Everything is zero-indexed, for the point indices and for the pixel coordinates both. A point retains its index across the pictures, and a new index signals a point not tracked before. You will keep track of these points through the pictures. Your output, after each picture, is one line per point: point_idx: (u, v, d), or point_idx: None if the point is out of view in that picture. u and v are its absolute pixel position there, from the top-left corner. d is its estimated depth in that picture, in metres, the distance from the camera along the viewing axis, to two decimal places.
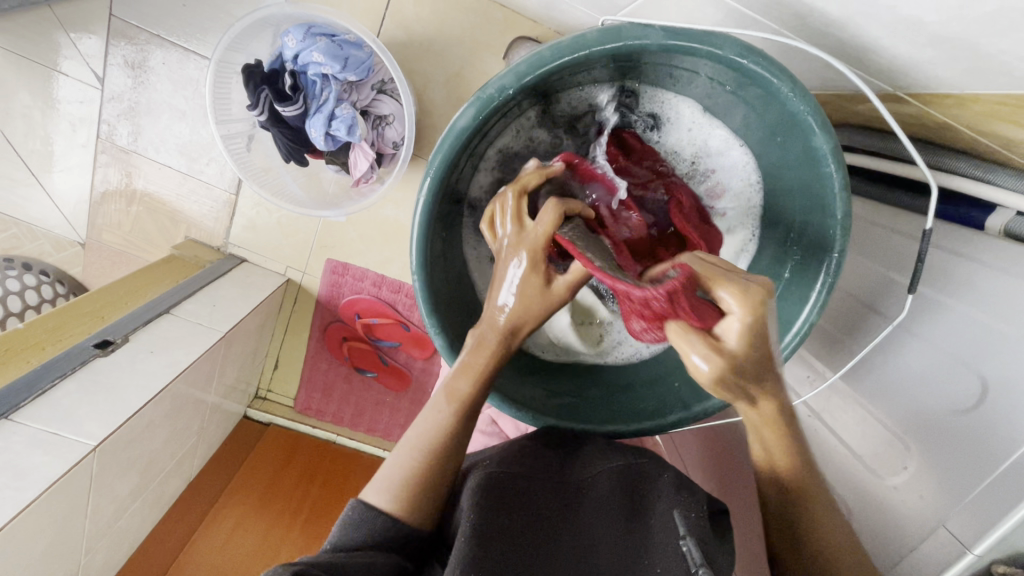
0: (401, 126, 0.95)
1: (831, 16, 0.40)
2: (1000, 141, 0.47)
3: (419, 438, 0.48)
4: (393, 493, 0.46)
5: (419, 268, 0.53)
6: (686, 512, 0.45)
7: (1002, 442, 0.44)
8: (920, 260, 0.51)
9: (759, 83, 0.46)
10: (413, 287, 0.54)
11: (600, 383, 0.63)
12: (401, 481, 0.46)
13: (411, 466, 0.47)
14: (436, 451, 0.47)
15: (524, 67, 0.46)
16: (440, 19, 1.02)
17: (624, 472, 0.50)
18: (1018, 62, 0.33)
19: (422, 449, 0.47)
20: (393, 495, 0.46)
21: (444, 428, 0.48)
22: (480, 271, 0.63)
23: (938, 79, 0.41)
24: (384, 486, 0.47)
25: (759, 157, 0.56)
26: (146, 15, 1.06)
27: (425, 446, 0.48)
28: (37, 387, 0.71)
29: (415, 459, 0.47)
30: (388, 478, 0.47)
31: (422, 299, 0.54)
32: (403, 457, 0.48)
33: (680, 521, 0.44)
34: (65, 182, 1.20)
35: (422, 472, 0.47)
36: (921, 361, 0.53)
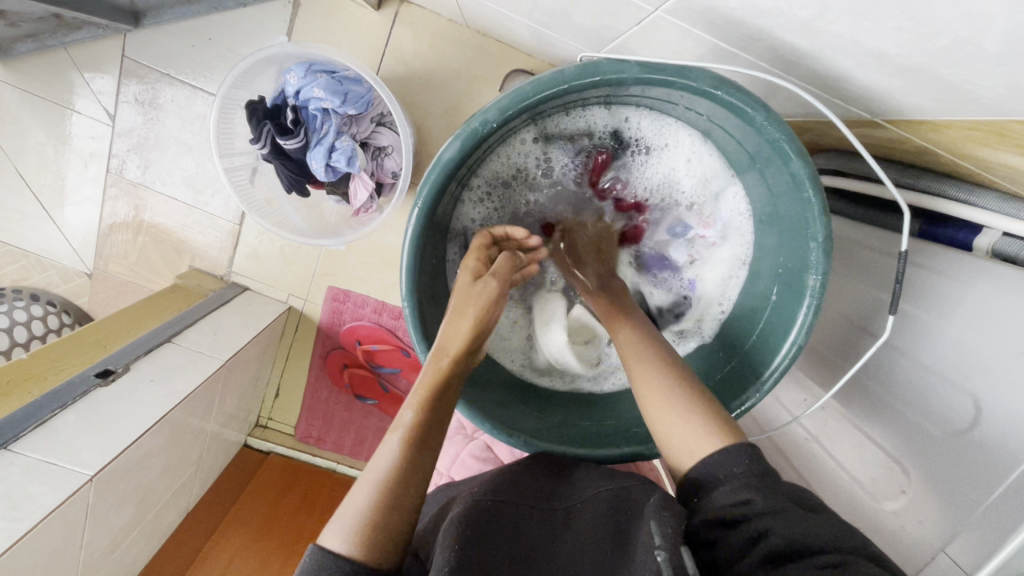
0: (399, 156, 0.98)
1: (802, 51, 0.41)
2: (979, 164, 0.47)
3: (369, 475, 0.44)
4: (342, 539, 0.41)
5: (408, 294, 0.54)
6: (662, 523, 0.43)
7: (999, 464, 0.44)
8: (899, 281, 0.50)
9: (736, 111, 0.47)
10: (403, 313, 0.55)
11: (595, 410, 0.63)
12: (354, 524, 0.41)
13: (365, 503, 0.42)
14: (396, 480, 0.44)
15: (506, 102, 0.47)
16: (438, 54, 1.06)
17: (617, 495, 0.50)
18: (983, 91, 0.33)
19: (382, 481, 0.44)
20: (344, 540, 0.40)
21: (397, 459, 0.45)
22: None
23: (911, 107, 0.42)
24: (338, 530, 0.41)
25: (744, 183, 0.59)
26: (157, 56, 1.10)
27: (380, 481, 0.44)
28: (37, 417, 0.71)
29: (371, 495, 0.43)
30: (337, 526, 0.42)
31: (412, 324, 0.55)
32: (356, 497, 0.43)
33: (657, 531, 0.42)
34: (75, 215, 1.23)
35: (379, 506, 0.42)
36: (917, 383, 0.53)
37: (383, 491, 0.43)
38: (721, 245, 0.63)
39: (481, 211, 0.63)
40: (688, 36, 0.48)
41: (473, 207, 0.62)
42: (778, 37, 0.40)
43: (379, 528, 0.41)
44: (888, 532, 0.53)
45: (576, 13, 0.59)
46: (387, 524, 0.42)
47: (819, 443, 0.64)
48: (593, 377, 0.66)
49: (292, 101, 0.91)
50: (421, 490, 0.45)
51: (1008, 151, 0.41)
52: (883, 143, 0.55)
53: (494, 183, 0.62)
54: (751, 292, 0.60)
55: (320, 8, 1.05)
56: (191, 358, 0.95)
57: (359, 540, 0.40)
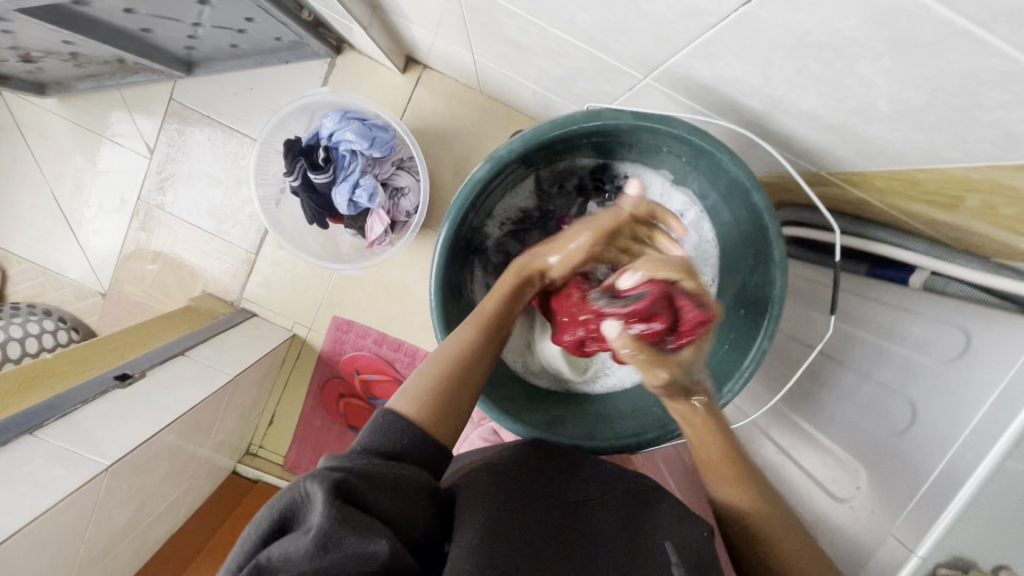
0: (414, 197, 1.08)
1: (755, 115, 0.53)
2: (903, 212, 0.58)
3: (448, 343, 0.58)
4: (408, 401, 0.52)
5: (437, 292, 0.63)
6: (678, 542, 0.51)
7: (932, 455, 0.51)
8: (836, 286, 0.60)
9: (708, 154, 0.59)
10: (429, 309, 0.63)
11: (584, 413, 0.70)
12: (422, 386, 0.53)
13: (430, 375, 0.55)
14: (459, 371, 0.56)
15: (527, 135, 0.59)
16: (454, 113, 1.20)
17: (627, 497, 0.56)
18: (882, 146, 0.45)
19: (449, 362, 0.56)
20: (410, 401, 0.52)
21: (466, 340, 0.58)
22: None
23: (841, 160, 0.53)
24: (410, 386, 0.54)
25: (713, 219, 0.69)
26: (202, 100, 1.23)
27: (450, 353, 0.57)
28: (61, 409, 0.76)
29: (441, 362, 0.56)
30: (406, 388, 0.54)
31: (437, 319, 0.63)
32: (426, 368, 0.56)
33: (670, 548, 0.50)
34: (99, 237, 1.30)
35: (441, 385, 0.54)
36: (869, 398, 0.61)
37: (445, 376, 0.55)
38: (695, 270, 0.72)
39: (498, 233, 0.73)
40: (672, 100, 0.59)
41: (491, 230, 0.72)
42: (739, 102, 0.51)
43: (435, 400, 0.53)
44: (852, 532, 0.58)
45: (580, 82, 0.71)
46: (445, 403, 0.53)
47: (789, 456, 0.71)
48: (585, 379, 0.74)
49: (325, 142, 1.02)
50: (477, 372, 0.57)
51: (919, 197, 0.52)
52: (830, 196, 0.66)
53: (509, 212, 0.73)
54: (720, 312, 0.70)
55: (353, 68, 1.19)
56: (201, 371, 1.00)
57: (422, 401, 0.52)
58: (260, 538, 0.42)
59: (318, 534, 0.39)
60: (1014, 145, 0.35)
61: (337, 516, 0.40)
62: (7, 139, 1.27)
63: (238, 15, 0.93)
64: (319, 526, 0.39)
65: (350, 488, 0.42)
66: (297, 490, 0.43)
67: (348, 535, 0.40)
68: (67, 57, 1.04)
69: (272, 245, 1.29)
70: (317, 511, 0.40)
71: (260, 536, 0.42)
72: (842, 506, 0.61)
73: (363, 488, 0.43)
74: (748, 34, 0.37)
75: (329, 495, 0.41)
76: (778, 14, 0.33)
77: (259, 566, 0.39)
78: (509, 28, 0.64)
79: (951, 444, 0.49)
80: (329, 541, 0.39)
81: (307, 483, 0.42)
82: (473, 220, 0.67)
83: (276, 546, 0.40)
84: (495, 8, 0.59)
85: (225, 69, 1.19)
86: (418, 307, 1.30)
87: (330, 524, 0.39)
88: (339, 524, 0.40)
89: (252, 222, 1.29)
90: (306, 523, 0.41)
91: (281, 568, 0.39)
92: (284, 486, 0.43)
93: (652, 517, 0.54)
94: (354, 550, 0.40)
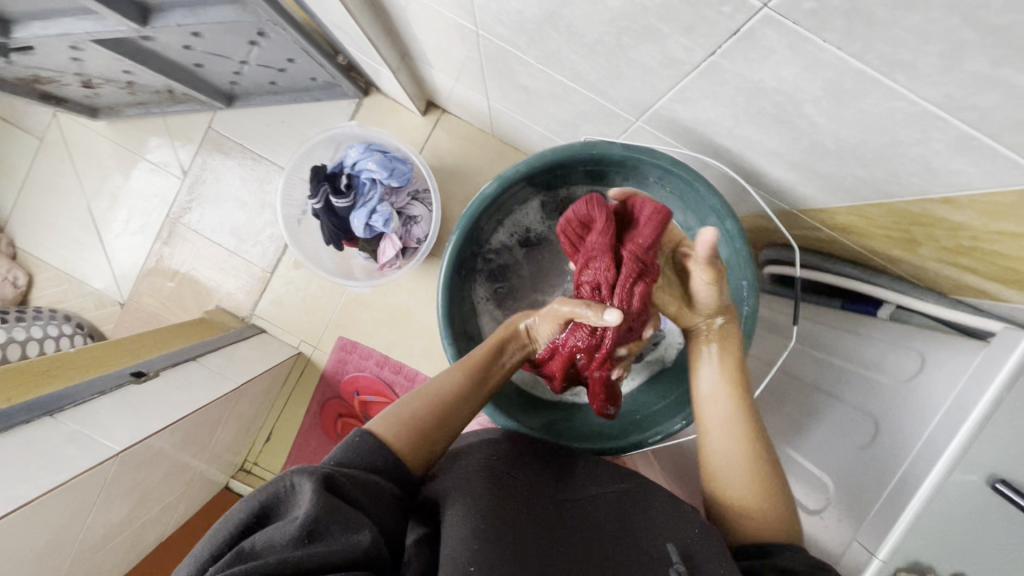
0: (426, 226, 1.16)
1: (730, 156, 0.61)
2: (866, 248, 0.65)
3: (435, 379, 0.63)
4: (385, 424, 0.56)
5: (444, 291, 0.72)
6: (677, 542, 0.52)
7: (892, 462, 0.55)
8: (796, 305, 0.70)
9: (688, 184, 0.68)
10: (436, 307, 0.72)
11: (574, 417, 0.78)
12: (401, 412, 0.57)
13: (410, 402, 0.59)
14: (438, 405, 0.60)
15: (533, 159, 0.69)
16: (467, 153, 1.30)
17: (621, 498, 0.58)
18: (837, 181, 0.52)
19: (431, 396, 0.60)
20: (386, 423, 0.56)
21: (451, 379, 0.63)
22: (484, 315, 0.81)
23: (807, 197, 0.60)
24: (389, 413, 0.58)
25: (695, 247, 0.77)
26: (237, 130, 1.34)
27: (434, 388, 0.61)
28: (82, 396, 0.81)
29: (423, 395, 0.60)
30: (385, 414, 0.58)
31: (441, 317, 0.72)
32: (407, 398, 0.60)
33: (671, 548, 0.51)
34: (126, 250, 1.38)
35: (419, 412, 0.58)
36: (839, 418, 0.65)
37: (423, 406, 0.59)
38: None
39: (504, 246, 0.82)
40: (659, 142, 0.67)
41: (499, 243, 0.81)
42: (716, 142, 0.59)
43: (408, 427, 0.56)
44: (819, 541, 0.60)
45: (582, 124, 0.80)
46: (418, 431, 0.57)
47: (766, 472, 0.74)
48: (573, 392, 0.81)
49: (348, 170, 1.11)
50: (453, 412, 0.60)
51: (876, 231, 0.59)
52: (805, 236, 0.73)
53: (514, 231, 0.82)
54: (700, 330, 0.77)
55: (378, 108, 1.31)
56: (210, 376, 1.04)
57: (397, 425, 0.56)
58: (242, 530, 0.45)
59: (303, 520, 0.43)
60: (935, 178, 0.42)
61: (323, 504, 0.44)
62: (55, 156, 1.38)
63: (282, 56, 1.05)
64: (305, 513, 0.43)
65: (335, 483, 0.47)
66: (283, 487, 0.47)
67: (333, 524, 0.44)
68: (123, 85, 1.15)
69: (287, 265, 1.36)
70: (303, 500, 0.45)
71: (242, 526, 0.45)
72: (813, 519, 0.63)
73: (347, 485, 0.48)
74: (717, 80, 0.45)
75: (316, 486, 0.45)
76: (739, 64, 0.41)
77: (243, 552, 0.43)
78: (522, 74, 0.73)
79: (906, 455, 0.54)
80: (313, 527, 0.43)
81: (295, 477, 0.47)
82: (481, 230, 0.76)
83: (261, 534, 0.44)
84: (510, 57, 0.69)
85: (262, 103, 1.31)
86: (420, 331, 1.35)
87: (315, 511, 0.43)
88: (324, 512, 0.44)
89: (271, 243, 1.37)
90: (291, 514, 0.45)
91: (265, 554, 0.42)
92: (270, 481, 0.48)
93: (645, 517, 0.55)
94: (335, 539, 0.43)
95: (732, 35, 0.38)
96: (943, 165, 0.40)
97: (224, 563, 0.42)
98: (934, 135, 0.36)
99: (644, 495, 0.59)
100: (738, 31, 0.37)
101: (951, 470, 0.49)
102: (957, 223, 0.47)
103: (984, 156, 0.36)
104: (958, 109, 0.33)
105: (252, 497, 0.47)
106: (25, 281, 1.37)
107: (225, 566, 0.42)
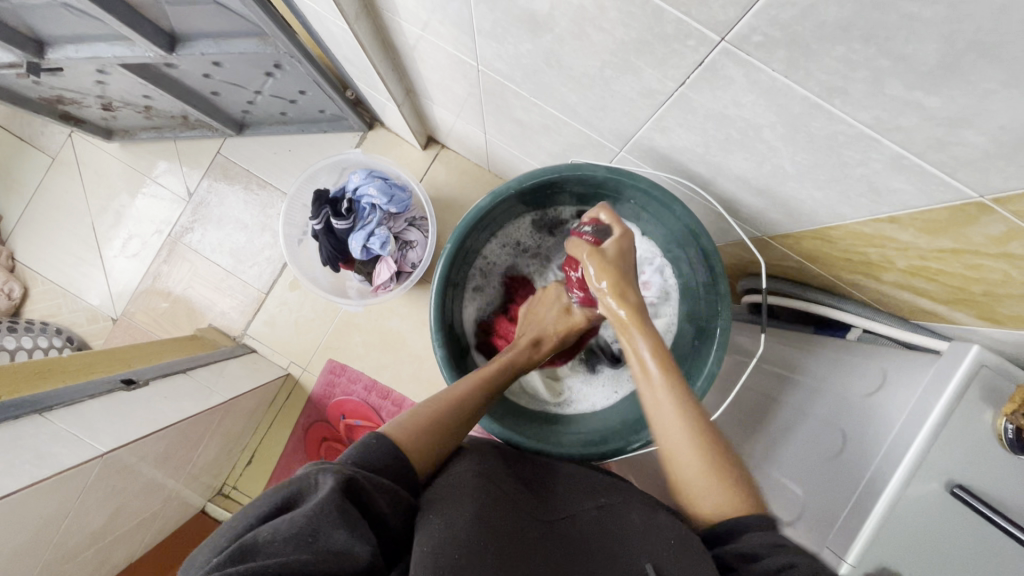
0: (421, 251, 1.20)
1: (704, 184, 0.67)
2: (833, 275, 0.70)
3: (445, 393, 0.65)
4: (400, 428, 0.57)
5: (437, 294, 0.76)
6: (658, 559, 0.49)
7: (853, 472, 0.57)
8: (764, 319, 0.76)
9: (666, 206, 0.72)
10: (428, 309, 0.76)
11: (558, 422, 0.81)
12: (417, 419, 0.59)
13: (427, 408, 0.61)
14: (448, 415, 0.62)
15: (525, 176, 0.74)
16: (465, 186, 1.37)
17: (602, 512, 0.58)
18: (799, 204, 0.57)
19: (441, 406, 0.62)
20: (402, 427, 0.57)
21: (459, 392, 0.65)
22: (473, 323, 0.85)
23: (775, 223, 0.65)
24: (403, 419, 0.59)
25: (675, 269, 0.82)
26: (244, 156, 1.40)
27: (444, 400, 0.63)
28: (72, 397, 0.83)
29: (434, 404, 0.62)
30: (401, 418, 0.59)
31: (434, 319, 0.76)
32: (421, 405, 0.61)
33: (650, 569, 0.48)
34: (125, 267, 1.41)
35: (436, 414, 0.61)
36: (808, 432, 0.67)
37: (440, 413, 0.61)
38: (660, 308, 0.84)
39: (493, 259, 0.87)
40: (641, 170, 0.73)
41: (491, 254, 0.86)
42: (691, 169, 0.65)
43: (424, 429, 0.58)
44: None
45: (572, 156, 0.86)
46: (431, 438, 0.58)
47: None
48: (557, 402, 0.84)
49: (349, 195, 1.16)
50: (457, 421, 0.62)
51: (838, 255, 0.63)
52: (778, 263, 0.78)
53: (505, 244, 0.87)
54: (682, 345, 0.81)
55: (380, 141, 1.38)
56: (198, 389, 1.05)
57: (411, 430, 0.57)
58: (251, 526, 0.44)
59: (316, 516, 0.43)
60: (879, 198, 0.47)
61: (340, 502, 0.45)
62: (65, 174, 1.42)
63: (294, 87, 1.12)
64: (318, 510, 0.44)
65: (357, 487, 0.47)
66: (301, 485, 0.47)
67: (342, 528, 0.44)
68: (140, 108, 1.22)
69: (283, 286, 1.39)
70: (320, 497, 0.45)
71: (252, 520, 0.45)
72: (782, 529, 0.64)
73: (367, 488, 0.48)
74: (687, 109, 0.51)
75: (336, 484, 0.46)
76: (704, 94, 0.47)
77: (247, 543, 0.42)
78: (516, 107, 0.79)
79: (867, 465, 0.55)
80: (323, 527, 0.43)
81: (317, 476, 0.47)
82: (477, 238, 0.80)
83: (266, 528, 0.43)
84: (506, 90, 0.75)
85: (271, 132, 1.37)
86: (410, 356, 1.36)
87: (329, 508, 0.44)
88: (337, 511, 0.44)
89: (269, 264, 1.40)
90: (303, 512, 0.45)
91: (269, 548, 0.42)
92: (291, 479, 0.48)
93: (625, 526, 0.55)
94: (340, 545, 0.43)
95: (697, 66, 0.44)
96: (885, 185, 0.45)
97: (228, 555, 0.41)
98: (873, 156, 0.42)
99: (625, 504, 0.58)
100: (702, 63, 0.43)
101: (910, 474, 0.51)
102: (906, 242, 0.52)
103: (915, 174, 0.41)
104: (887, 130, 0.38)
105: (268, 493, 0.47)
106: (20, 294, 1.38)
107: (228, 558, 0.41)
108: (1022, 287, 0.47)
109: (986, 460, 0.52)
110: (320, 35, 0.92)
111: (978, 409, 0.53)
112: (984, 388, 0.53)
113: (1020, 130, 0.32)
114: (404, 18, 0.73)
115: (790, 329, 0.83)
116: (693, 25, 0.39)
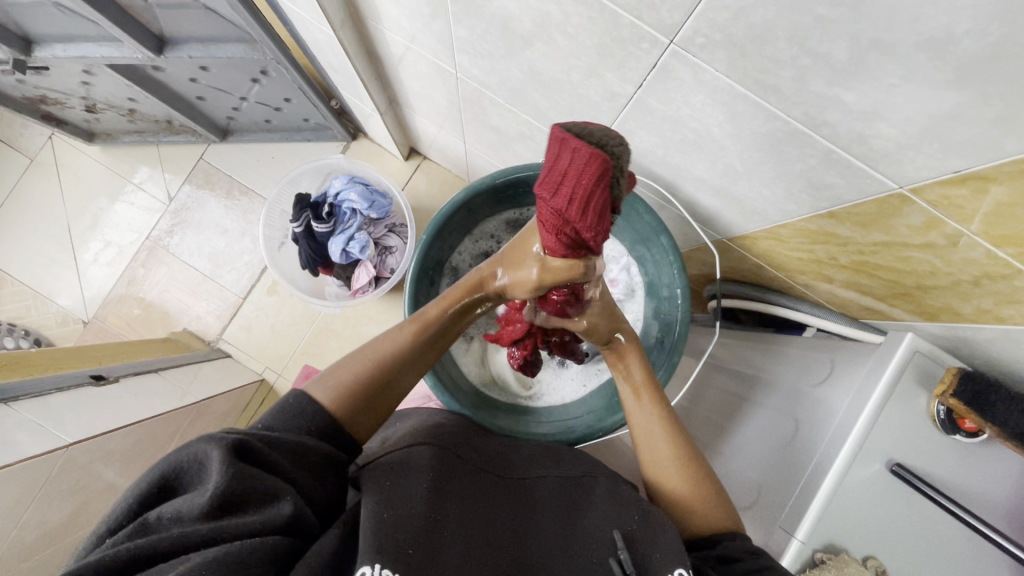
0: (400, 257, 1.23)
1: (667, 188, 0.71)
2: (788, 278, 0.74)
3: (375, 348, 0.59)
4: (325, 389, 0.55)
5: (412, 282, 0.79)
6: (621, 527, 0.53)
7: (804, 454, 0.60)
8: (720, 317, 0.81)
9: (629, 205, 0.77)
10: (403, 299, 0.78)
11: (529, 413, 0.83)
12: (342, 378, 0.55)
13: (354, 367, 0.56)
14: (382, 368, 0.58)
15: (499, 173, 0.79)
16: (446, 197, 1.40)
17: (566, 483, 0.59)
18: (751, 202, 0.61)
19: (371, 360, 0.57)
20: (325, 389, 0.54)
21: (397, 342, 0.59)
22: None
23: (732, 224, 0.70)
24: (327, 384, 0.55)
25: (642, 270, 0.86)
26: (227, 162, 1.42)
27: (378, 352, 0.58)
28: (37, 389, 0.82)
29: (362, 363, 0.57)
30: (327, 376, 0.56)
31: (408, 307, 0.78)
32: (348, 362, 0.57)
33: (616, 535, 0.52)
34: (99, 270, 1.40)
35: (362, 382, 0.56)
36: (763, 423, 0.71)
37: (370, 372, 0.57)
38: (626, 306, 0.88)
39: (468, 256, 0.89)
40: None
41: (466, 250, 0.89)
42: (654, 172, 0.69)
43: (358, 392, 0.55)
44: None
45: None
46: (360, 398, 0.55)
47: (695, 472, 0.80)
48: (529, 395, 0.86)
49: (330, 200, 1.18)
50: (391, 370, 0.58)
51: (789, 254, 0.67)
52: (740, 268, 0.82)
53: (480, 241, 0.89)
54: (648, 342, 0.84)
55: (364, 151, 1.41)
56: (169, 390, 1.04)
57: (340, 392, 0.55)
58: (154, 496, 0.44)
59: (211, 494, 0.42)
60: (819, 192, 0.51)
61: (233, 474, 0.42)
62: (42, 175, 1.42)
63: (280, 95, 1.14)
64: (214, 490, 0.42)
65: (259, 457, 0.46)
66: (190, 457, 0.44)
67: (252, 498, 0.44)
68: (125, 111, 1.23)
69: (260, 291, 1.39)
70: (212, 471, 0.43)
71: (149, 491, 0.44)
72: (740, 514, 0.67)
73: (267, 453, 0.46)
74: (646, 111, 0.56)
75: (226, 460, 0.43)
76: (658, 96, 0.52)
77: (149, 523, 0.42)
78: (493, 115, 0.83)
79: (818, 446, 0.58)
80: (226, 499, 0.42)
81: (205, 446, 0.44)
82: (452, 234, 0.84)
83: (167, 507, 0.43)
84: (484, 98, 0.79)
85: (255, 139, 1.39)
86: None
87: (226, 486, 0.42)
88: (235, 486, 0.42)
89: (247, 269, 1.40)
90: (201, 486, 0.43)
91: (173, 526, 0.42)
92: (182, 446, 0.45)
93: (587, 504, 0.56)
94: (251, 512, 0.43)
95: (651, 68, 0.48)
96: (821, 180, 0.49)
97: (129, 533, 0.41)
98: (808, 152, 0.46)
99: (594, 478, 0.59)
100: (655, 65, 0.47)
101: (853, 457, 0.55)
102: (846, 237, 0.56)
103: (843, 168, 0.45)
104: (816, 126, 0.43)
105: (161, 459, 0.45)
106: None
107: (133, 536, 0.42)
108: (946, 279, 0.51)
109: (924, 442, 0.56)
110: (307, 43, 0.95)
111: (914, 392, 0.57)
112: (918, 372, 0.57)
113: (922, 122, 0.36)
114: (389, 27, 0.77)
115: (753, 331, 0.87)
116: (645, 28, 0.43)
